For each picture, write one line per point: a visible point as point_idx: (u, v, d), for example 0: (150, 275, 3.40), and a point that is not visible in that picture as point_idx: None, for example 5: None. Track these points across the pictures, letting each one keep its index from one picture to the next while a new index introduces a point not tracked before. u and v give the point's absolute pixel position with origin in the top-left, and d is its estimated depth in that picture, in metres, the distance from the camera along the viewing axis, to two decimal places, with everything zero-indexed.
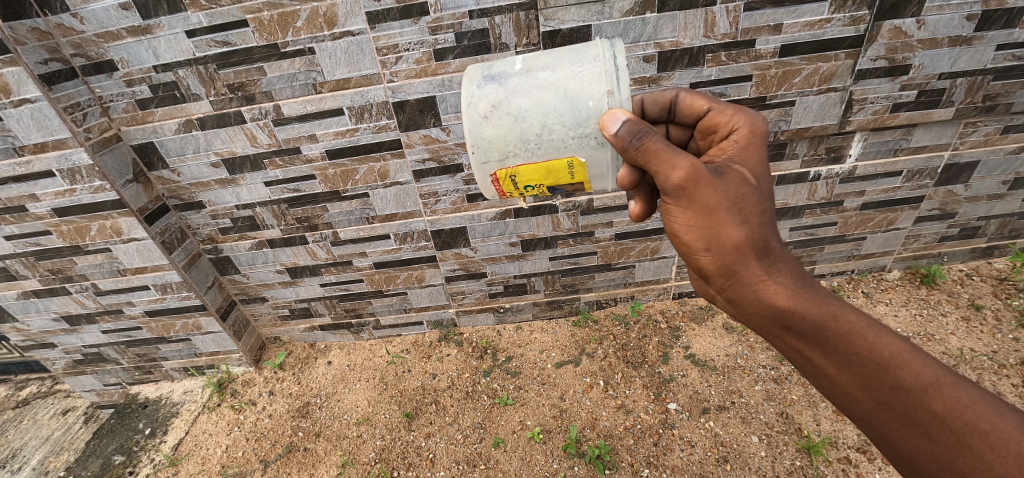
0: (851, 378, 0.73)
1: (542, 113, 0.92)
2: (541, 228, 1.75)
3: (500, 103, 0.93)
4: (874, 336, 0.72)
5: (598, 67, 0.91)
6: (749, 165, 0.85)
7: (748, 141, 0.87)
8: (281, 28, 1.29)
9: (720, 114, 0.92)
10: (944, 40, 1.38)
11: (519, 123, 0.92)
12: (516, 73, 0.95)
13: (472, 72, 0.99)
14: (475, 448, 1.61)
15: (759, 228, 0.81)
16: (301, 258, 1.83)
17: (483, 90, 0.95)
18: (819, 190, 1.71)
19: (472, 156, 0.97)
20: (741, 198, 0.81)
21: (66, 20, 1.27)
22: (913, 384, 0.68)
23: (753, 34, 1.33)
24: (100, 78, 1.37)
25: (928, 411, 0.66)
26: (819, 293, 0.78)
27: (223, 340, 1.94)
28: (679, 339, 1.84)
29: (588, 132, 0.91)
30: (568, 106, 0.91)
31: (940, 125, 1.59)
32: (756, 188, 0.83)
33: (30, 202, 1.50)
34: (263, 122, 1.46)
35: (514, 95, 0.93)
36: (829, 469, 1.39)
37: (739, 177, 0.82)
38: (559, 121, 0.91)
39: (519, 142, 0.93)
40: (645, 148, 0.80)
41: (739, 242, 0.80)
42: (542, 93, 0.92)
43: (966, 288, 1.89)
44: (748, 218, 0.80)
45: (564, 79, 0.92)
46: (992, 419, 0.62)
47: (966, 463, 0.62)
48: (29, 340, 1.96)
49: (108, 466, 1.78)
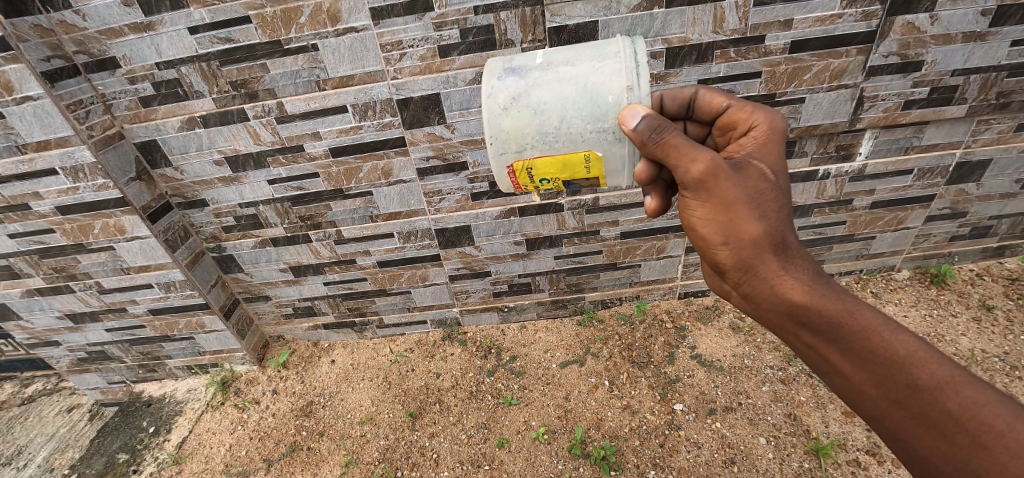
0: (865, 375, 0.71)
1: (561, 107, 0.90)
2: (546, 227, 1.73)
3: (520, 95, 0.92)
4: (891, 334, 0.70)
5: (620, 62, 0.89)
6: (767, 161, 0.83)
7: (767, 137, 0.85)
8: (284, 24, 1.28)
9: (738, 111, 0.90)
10: (958, 35, 1.35)
11: (538, 115, 0.91)
12: (537, 66, 0.94)
13: (493, 65, 0.98)
14: (479, 449, 1.59)
15: (777, 223, 0.79)
16: (304, 256, 1.82)
17: (503, 82, 0.93)
18: (828, 188, 1.68)
19: (490, 147, 0.96)
20: (759, 193, 0.79)
21: (68, 17, 1.27)
22: (929, 383, 0.66)
23: (763, 29, 1.30)
24: (103, 75, 1.36)
25: (943, 411, 0.64)
26: (836, 289, 0.76)
27: (226, 338, 1.93)
28: (685, 339, 1.82)
29: (606, 127, 0.89)
30: (587, 100, 0.89)
31: (952, 122, 1.56)
32: (774, 184, 0.81)
33: (34, 200, 1.50)
34: (266, 120, 1.45)
35: (534, 88, 0.92)
36: (838, 471, 1.38)
37: (757, 173, 0.80)
38: (577, 115, 0.89)
39: (537, 135, 0.92)
40: (665, 143, 0.78)
41: (755, 237, 0.78)
42: (562, 86, 0.90)
43: (977, 288, 1.87)
44: (766, 213, 0.78)
45: (583, 74, 0.90)
46: (1008, 420, 0.60)
47: (981, 465, 0.61)
48: (34, 337, 1.97)
49: (112, 464, 1.78)
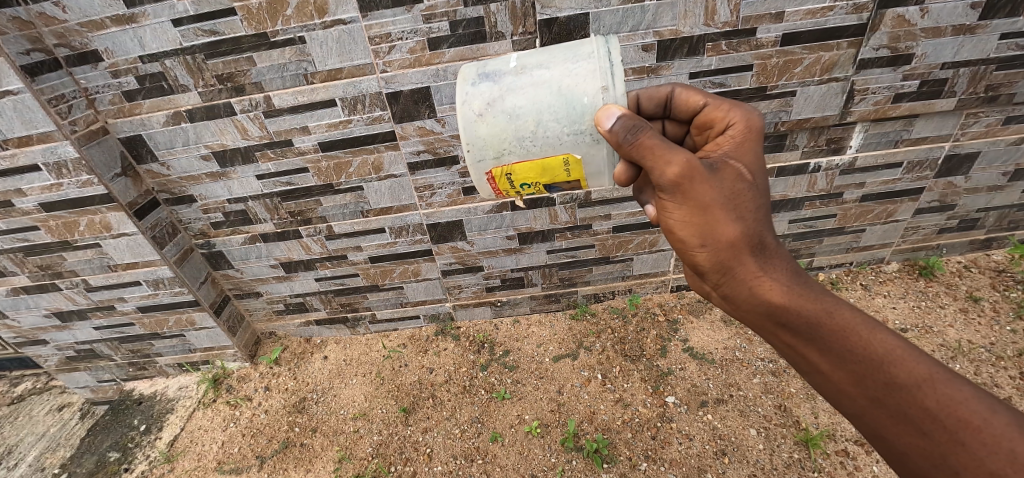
0: (842, 374, 0.72)
1: (537, 110, 0.89)
2: (539, 221, 1.72)
3: (494, 100, 0.92)
4: (868, 333, 0.70)
5: (593, 64, 0.89)
6: (745, 161, 0.83)
7: (743, 136, 0.85)
8: (270, 16, 1.25)
9: (715, 109, 0.90)
10: (947, 29, 1.35)
11: (514, 121, 0.90)
12: (511, 71, 0.93)
13: (466, 71, 0.97)
14: (472, 443, 1.60)
15: (754, 224, 0.79)
16: (295, 252, 1.80)
17: (477, 89, 0.93)
18: (819, 181, 1.69)
19: (467, 155, 0.96)
20: (736, 194, 0.79)
21: (47, 9, 1.24)
22: (907, 381, 0.66)
23: (754, 22, 1.30)
24: (85, 69, 1.34)
25: (920, 408, 0.65)
26: (814, 289, 0.76)
27: (217, 335, 1.92)
28: (677, 332, 1.83)
29: (583, 129, 0.89)
30: (563, 104, 0.88)
31: (941, 116, 1.57)
32: (750, 184, 0.80)
33: (16, 197, 1.47)
34: (254, 114, 1.43)
35: (509, 93, 0.91)
36: (827, 461, 1.39)
37: (733, 173, 0.80)
38: (554, 119, 0.89)
39: (514, 140, 0.91)
40: (640, 144, 0.78)
41: (733, 238, 0.78)
42: (537, 90, 0.90)
43: (964, 280, 1.89)
44: (744, 214, 0.78)
45: (558, 77, 0.89)
46: (984, 416, 0.61)
47: (959, 460, 0.61)
48: (21, 336, 1.94)
49: (103, 463, 1.77)
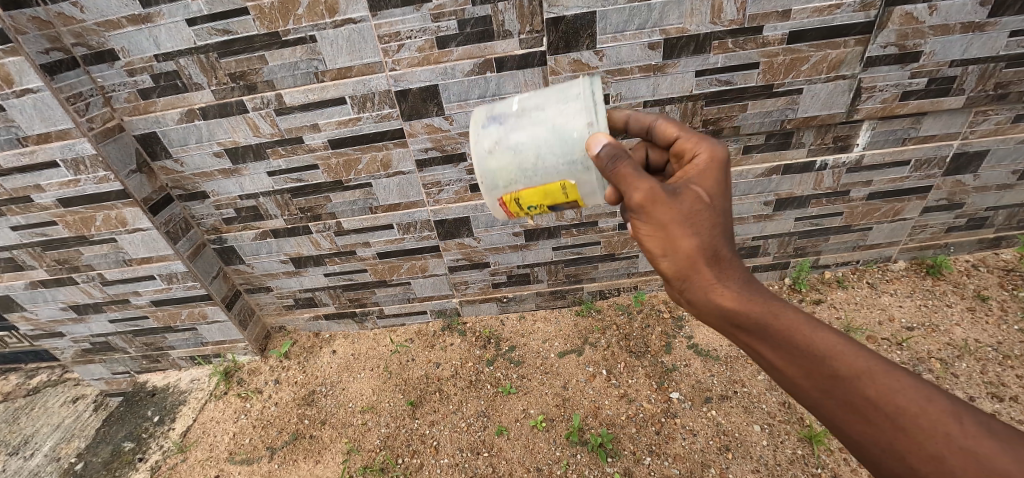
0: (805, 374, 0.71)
1: (535, 145, 0.92)
2: (545, 218, 1.74)
3: (499, 139, 0.95)
4: (831, 350, 0.69)
5: (583, 102, 0.91)
6: (707, 184, 0.82)
7: (709, 167, 0.84)
8: (282, 15, 1.28)
9: (686, 143, 0.91)
10: (956, 26, 1.35)
11: (517, 156, 0.93)
12: (513, 112, 0.97)
13: (477, 115, 1.02)
14: (478, 436, 1.62)
15: (713, 238, 0.77)
16: (305, 248, 1.83)
17: (484, 130, 0.98)
18: (825, 179, 1.69)
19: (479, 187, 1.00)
20: (695, 211, 0.78)
21: (66, 9, 1.27)
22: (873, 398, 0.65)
23: (761, 20, 1.30)
24: (102, 67, 1.37)
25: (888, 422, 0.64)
26: (778, 304, 0.75)
27: (228, 329, 1.95)
28: (682, 329, 1.85)
29: (577, 160, 0.90)
30: (557, 139, 0.91)
31: (949, 113, 1.57)
32: (710, 205, 0.79)
33: (36, 193, 1.51)
34: (265, 112, 1.45)
35: (512, 131, 0.95)
36: (831, 458, 1.40)
37: (693, 194, 0.79)
38: (550, 152, 0.91)
39: (517, 172, 0.94)
40: (619, 173, 0.80)
41: (684, 250, 0.77)
42: (535, 127, 0.93)
43: (973, 279, 1.88)
44: (702, 228, 0.77)
45: (553, 115, 0.92)
46: (920, 403, 0.63)
47: (903, 445, 0.63)
48: (38, 329, 1.99)
49: (118, 453, 1.81)
